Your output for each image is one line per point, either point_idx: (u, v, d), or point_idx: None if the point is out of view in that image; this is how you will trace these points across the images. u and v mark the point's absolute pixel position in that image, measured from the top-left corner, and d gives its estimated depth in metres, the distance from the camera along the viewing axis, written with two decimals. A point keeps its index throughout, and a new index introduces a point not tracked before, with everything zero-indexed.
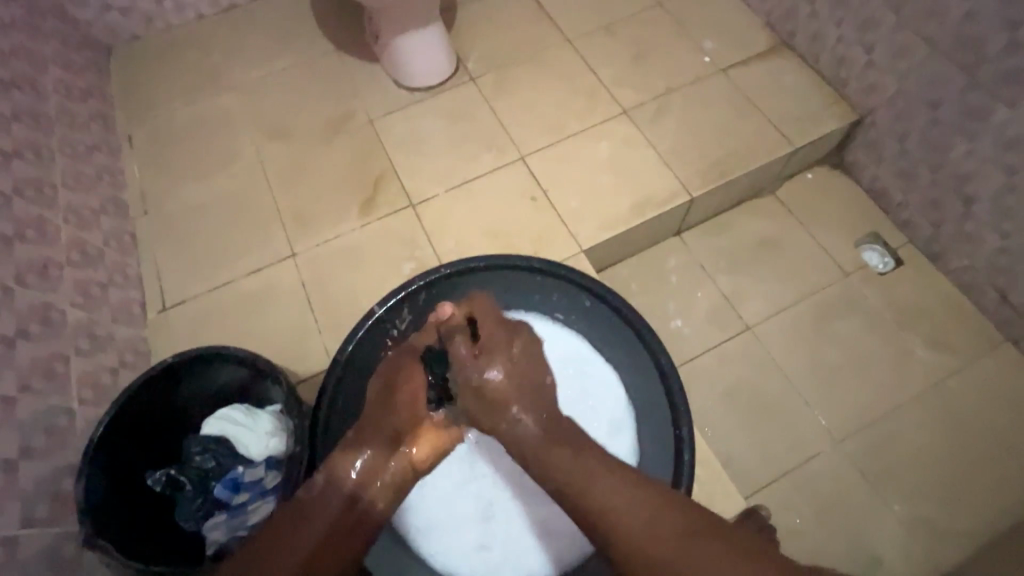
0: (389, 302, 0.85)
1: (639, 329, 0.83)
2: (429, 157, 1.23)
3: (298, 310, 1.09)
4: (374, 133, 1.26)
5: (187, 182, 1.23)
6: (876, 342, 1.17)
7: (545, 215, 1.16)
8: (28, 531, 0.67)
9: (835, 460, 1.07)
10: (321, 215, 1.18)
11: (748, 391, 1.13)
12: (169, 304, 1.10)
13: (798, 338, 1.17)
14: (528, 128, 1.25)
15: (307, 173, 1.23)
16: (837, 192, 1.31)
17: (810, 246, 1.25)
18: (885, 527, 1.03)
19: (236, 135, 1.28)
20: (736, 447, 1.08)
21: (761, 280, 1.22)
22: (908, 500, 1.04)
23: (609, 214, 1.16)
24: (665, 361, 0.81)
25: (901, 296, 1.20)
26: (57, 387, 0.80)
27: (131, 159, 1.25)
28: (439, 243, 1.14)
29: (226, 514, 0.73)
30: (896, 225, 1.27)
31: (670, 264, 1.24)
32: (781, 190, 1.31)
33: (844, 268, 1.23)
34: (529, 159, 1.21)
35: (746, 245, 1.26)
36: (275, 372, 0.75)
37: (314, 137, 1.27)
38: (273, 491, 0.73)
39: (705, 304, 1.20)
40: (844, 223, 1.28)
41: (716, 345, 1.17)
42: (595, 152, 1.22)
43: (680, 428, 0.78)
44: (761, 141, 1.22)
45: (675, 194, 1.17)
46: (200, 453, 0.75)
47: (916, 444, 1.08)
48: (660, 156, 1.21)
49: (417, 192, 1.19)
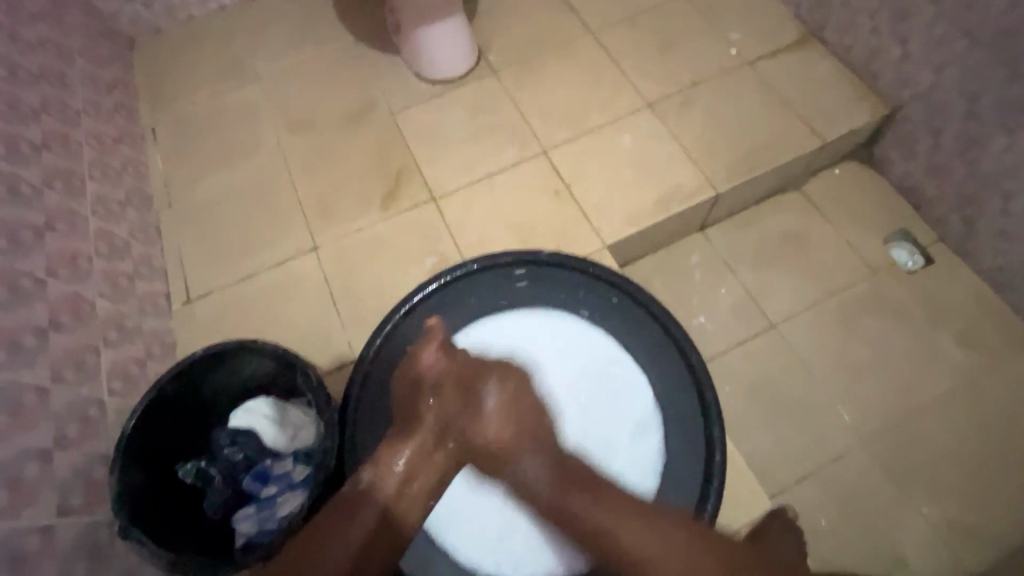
0: (417, 297, 0.85)
1: (671, 329, 0.84)
2: (451, 150, 1.22)
3: (321, 303, 1.09)
4: (395, 125, 1.25)
5: (210, 174, 1.23)
6: (905, 340, 1.14)
7: (568, 209, 1.14)
8: (64, 519, 0.68)
9: (862, 460, 1.05)
10: (342, 208, 1.18)
11: (773, 388, 1.11)
12: (194, 296, 1.10)
13: (825, 336, 1.15)
14: (551, 121, 1.24)
15: (329, 165, 1.22)
16: (866, 188, 1.28)
17: (837, 242, 1.23)
18: (913, 529, 1.01)
19: (259, 128, 1.28)
20: (760, 446, 1.07)
21: (787, 277, 1.20)
22: (937, 502, 1.02)
23: (633, 208, 1.14)
24: (697, 361, 0.82)
25: (932, 295, 1.18)
26: (88, 377, 0.81)
27: (155, 151, 1.26)
28: (461, 236, 1.13)
29: (254, 505, 0.73)
30: (926, 221, 1.24)
31: (694, 260, 1.22)
32: (807, 185, 1.28)
33: (872, 265, 1.21)
34: (552, 152, 1.20)
35: (771, 242, 1.23)
36: (305, 365, 0.75)
37: (335, 130, 1.26)
38: (301, 483, 0.73)
39: (729, 301, 1.19)
40: (873, 219, 1.25)
41: (740, 342, 1.15)
42: (618, 146, 1.20)
43: (711, 427, 0.80)
44: (788, 135, 1.19)
45: (700, 189, 1.15)
46: (229, 446, 0.76)
47: (946, 446, 1.06)
48: (686, 151, 1.19)
49: (439, 185, 1.18)
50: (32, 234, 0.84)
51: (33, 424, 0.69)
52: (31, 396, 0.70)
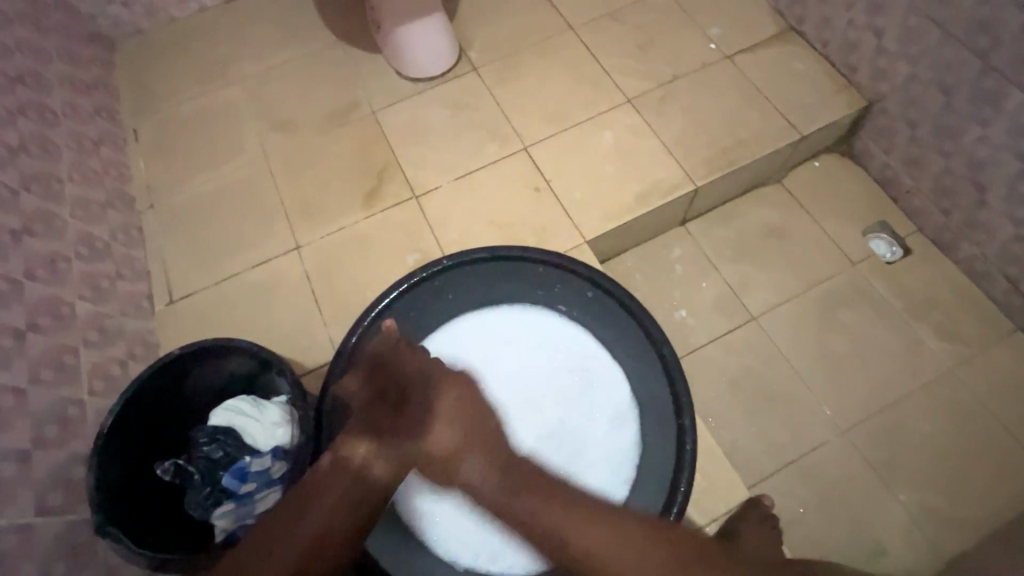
0: (392, 294, 0.86)
1: (643, 321, 0.84)
2: (433, 148, 1.22)
3: (304, 302, 1.10)
4: (377, 124, 1.26)
5: (192, 175, 1.24)
6: (883, 331, 1.16)
7: (549, 206, 1.15)
8: (42, 518, 0.68)
9: (841, 449, 1.06)
10: (325, 207, 1.18)
11: (753, 380, 1.12)
12: (177, 297, 1.11)
13: (805, 327, 1.16)
14: (532, 118, 1.24)
15: (311, 165, 1.23)
16: (845, 181, 1.29)
17: (816, 235, 1.24)
18: (892, 517, 1.01)
19: (241, 128, 1.28)
20: (741, 437, 1.08)
21: (767, 269, 1.22)
22: (916, 490, 1.03)
23: (613, 204, 1.15)
24: (668, 352, 0.81)
25: (910, 286, 1.19)
26: (68, 378, 0.82)
27: (138, 153, 1.26)
28: (443, 234, 1.14)
29: (232, 502, 0.73)
30: (905, 212, 1.25)
31: (676, 255, 1.23)
32: (787, 179, 1.30)
33: (851, 257, 1.22)
34: (533, 149, 1.21)
35: (751, 235, 1.25)
36: (281, 363, 0.76)
37: (318, 129, 1.27)
38: (279, 480, 0.74)
39: (710, 294, 1.20)
40: (852, 211, 1.26)
41: (721, 335, 1.16)
42: (599, 143, 1.21)
43: (683, 418, 0.79)
44: (766, 129, 1.20)
45: (680, 183, 1.16)
46: (208, 444, 0.76)
47: (923, 434, 1.07)
48: (665, 146, 1.19)
49: (421, 183, 1.19)
50: (9, 237, 0.84)
51: (11, 425, 0.69)
52: (9, 397, 0.71)
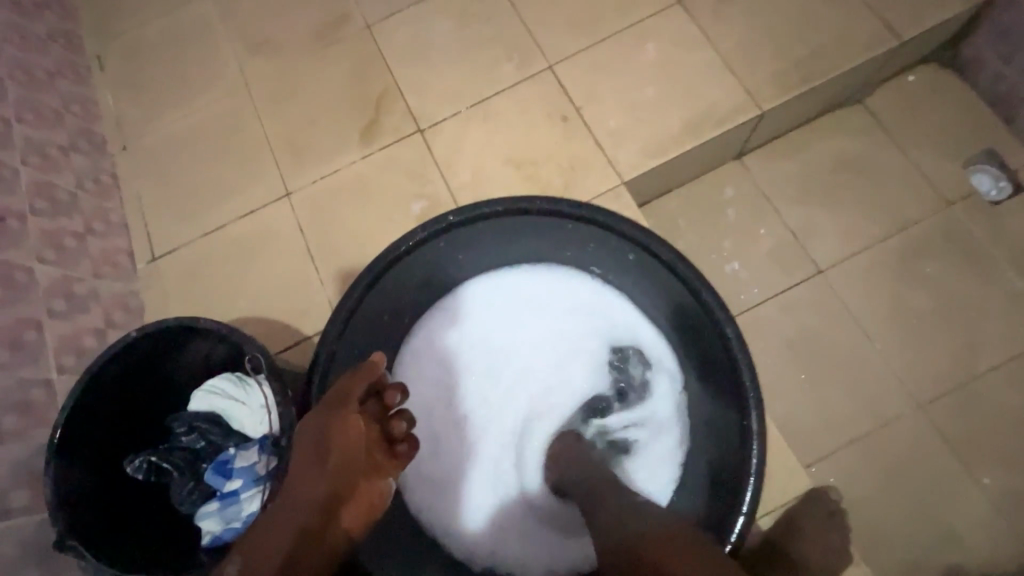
0: (389, 257, 0.69)
1: (703, 294, 0.66)
2: (439, 70, 1.02)
3: (298, 258, 0.97)
4: (371, 42, 1.05)
5: (165, 110, 1.07)
6: (978, 287, 0.97)
7: (578, 139, 0.96)
8: (6, 521, 0.60)
9: (916, 424, 0.92)
10: (316, 146, 1.02)
11: (815, 344, 0.97)
12: (159, 253, 0.99)
13: (882, 283, 0.98)
14: (558, 28, 1.02)
15: (298, 95, 1.05)
16: (945, 100, 1.05)
17: (903, 168, 1.02)
18: (970, 501, 0.89)
19: (215, 52, 1.09)
20: (798, 410, 0.94)
21: (839, 212, 1.02)
22: (1000, 472, 0.89)
23: (657, 135, 0.95)
24: (733, 335, 0.64)
25: (1018, 232, 0.98)
26: (31, 356, 0.72)
27: (103, 85, 1.09)
28: (452, 176, 0.97)
29: (217, 502, 0.64)
30: (1020, 139, 1.01)
31: (728, 196, 1.04)
32: (871, 99, 1.06)
33: (945, 196, 1.01)
34: (559, 68, 0.99)
35: (823, 170, 1.04)
36: (257, 350, 0.62)
37: (304, 49, 1.07)
38: (267, 476, 0.64)
39: (768, 243, 1.02)
40: (952, 139, 1.03)
41: (780, 292, 0.99)
42: (640, 58, 0.98)
43: (747, 418, 0.64)
44: (854, 34, 0.95)
45: (740, 107, 0.95)
46: (186, 435, 0.67)
47: (1017, 409, 0.91)
48: (723, 59, 0.96)
49: (425, 115, 1.00)
50: None
51: None
52: None
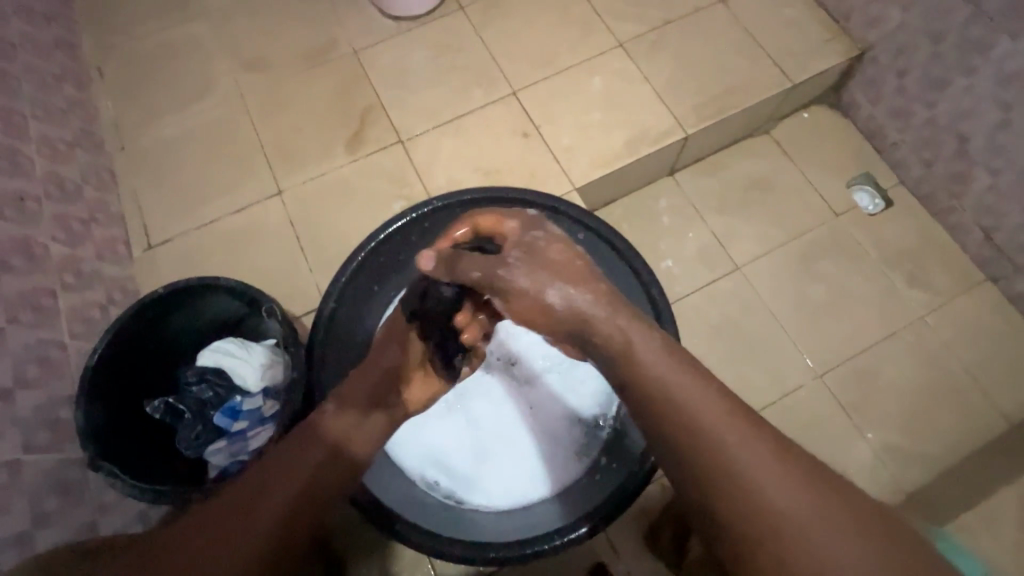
0: (383, 234, 0.84)
1: (634, 264, 0.85)
2: (418, 91, 1.18)
3: (287, 248, 1.08)
4: (358, 65, 1.21)
5: (163, 115, 1.18)
6: (860, 280, 1.19)
7: (537, 152, 1.13)
8: (31, 455, 0.68)
9: (816, 392, 1.11)
10: (306, 151, 1.14)
11: (735, 328, 1.15)
12: (155, 243, 1.08)
13: (785, 278, 1.19)
14: (520, 61, 1.20)
15: (290, 107, 1.18)
16: (831, 133, 1.29)
17: (800, 185, 1.25)
18: (858, 454, 1.07)
19: (214, 67, 1.21)
20: (721, 381, 1.12)
21: (751, 220, 1.23)
22: (881, 429, 1.09)
23: (602, 151, 1.13)
24: (659, 296, 0.83)
25: (889, 238, 1.22)
26: (46, 320, 0.80)
27: (104, 92, 1.19)
28: (429, 180, 1.12)
29: (225, 440, 0.74)
30: (888, 165, 1.27)
31: (662, 205, 1.24)
32: (775, 130, 1.29)
33: (834, 209, 1.24)
34: (521, 94, 1.18)
35: (738, 185, 1.25)
36: (271, 303, 0.75)
37: (296, 69, 1.21)
38: (271, 418, 0.74)
39: (695, 244, 1.21)
40: (837, 164, 1.27)
41: (705, 284, 1.18)
42: (588, 88, 1.18)
43: None
44: (757, 76, 1.19)
45: (669, 131, 1.15)
46: (197, 384, 0.76)
47: (893, 379, 1.12)
48: (655, 92, 1.17)
49: (405, 128, 1.15)
50: None
51: None
52: None
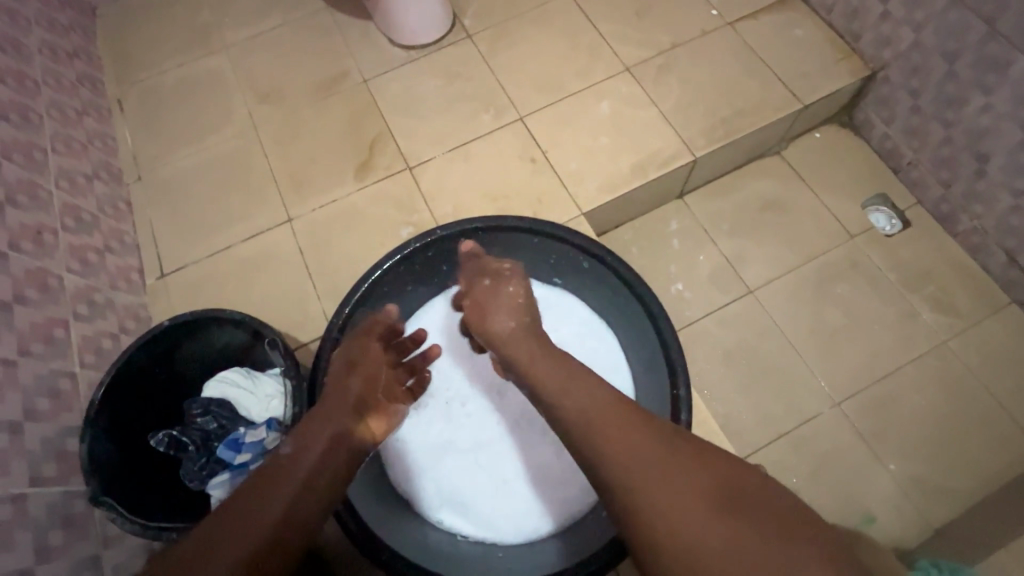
0: (386, 264, 0.84)
1: (639, 291, 0.82)
2: (426, 118, 1.20)
3: (297, 275, 1.08)
4: (367, 93, 1.23)
5: (179, 146, 1.21)
6: (878, 303, 1.15)
7: (544, 177, 1.13)
8: (37, 488, 0.68)
9: (834, 420, 1.07)
10: (316, 179, 1.16)
11: (748, 353, 1.12)
12: (168, 271, 1.10)
13: (800, 300, 1.16)
14: (527, 87, 1.21)
15: (302, 136, 1.20)
16: (844, 152, 1.27)
17: (814, 206, 1.23)
18: (882, 487, 1.02)
19: (228, 98, 1.25)
20: (734, 409, 1.08)
21: (764, 243, 1.21)
22: (905, 460, 1.04)
23: (609, 175, 1.13)
24: (665, 326, 0.79)
25: (907, 259, 1.18)
26: (58, 351, 0.81)
27: (124, 124, 1.23)
28: (436, 206, 1.12)
29: (228, 473, 0.73)
30: (904, 185, 1.24)
31: (672, 228, 1.22)
32: (786, 151, 1.28)
33: (849, 230, 1.21)
34: (528, 119, 1.18)
35: (749, 208, 1.23)
36: (272, 336, 0.74)
37: (307, 99, 1.23)
38: (273, 450, 0.73)
39: (706, 267, 1.19)
40: (851, 184, 1.25)
41: (716, 309, 1.16)
42: (595, 112, 1.18)
43: (677, 388, 0.77)
44: (767, 98, 1.18)
45: (678, 153, 1.14)
46: (202, 416, 0.76)
47: (916, 406, 1.07)
48: (663, 116, 1.17)
49: (413, 154, 1.17)
50: None
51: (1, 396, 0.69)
52: None
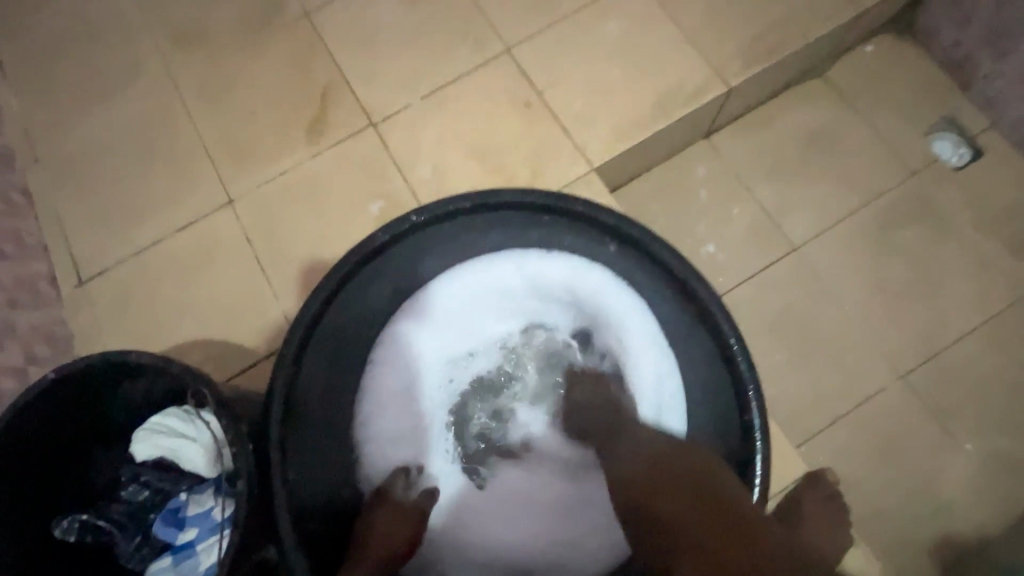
0: (349, 267, 0.64)
1: (687, 279, 0.66)
2: (388, 57, 0.95)
3: (246, 271, 0.88)
4: (310, 29, 0.97)
5: (80, 114, 0.96)
6: (949, 253, 0.97)
7: (543, 125, 0.90)
8: None
9: (899, 395, 0.92)
10: (258, 146, 0.93)
11: (796, 323, 0.95)
12: (86, 276, 0.88)
13: (855, 256, 0.97)
14: (514, 7, 0.95)
15: (233, 92, 0.95)
16: (903, 67, 1.05)
17: (868, 138, 1.02)
18: (955, 467, 0.89)
19: (133, 46, 0.98)
20: (782, 390, 0.92)
21: (810, 187, 1.00)
22: (981, 435, 0.90)
23: (625, 116, 0.90)
24: (723, 321, 0.64)
25: (980, 196, 0.99)
26: None
27: (3, 90, 0.97)
28: (412, 171, 0.90)
29: (171, 556, 0.57)
30: (977, 105, 1.02)
31: (700, 176, 1.01)
32: (833, 70, 1.05)
33: (912, 165, 1.01)
34: (518, 50, 0.94)
35: (792, 145, 1.02)
36: (199, 382, 0.54)
37: (235, 40, 0.97)
38: (224, 524, 0.56)
39: (743, 223, 0.99)
40: (915, 106, 1.03)
41: (757, 272, 0.97)
42: (602, 35, 0.93)
43: (743, 391, 0.64)
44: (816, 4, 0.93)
45: (708, 82, 0.91)
46: (130, 486, 0.60)
47: (994, 372, 0.92)
48: (687, 34, 0.93)
49: (377, 106, 0.93)
50: None
51: None
52: None
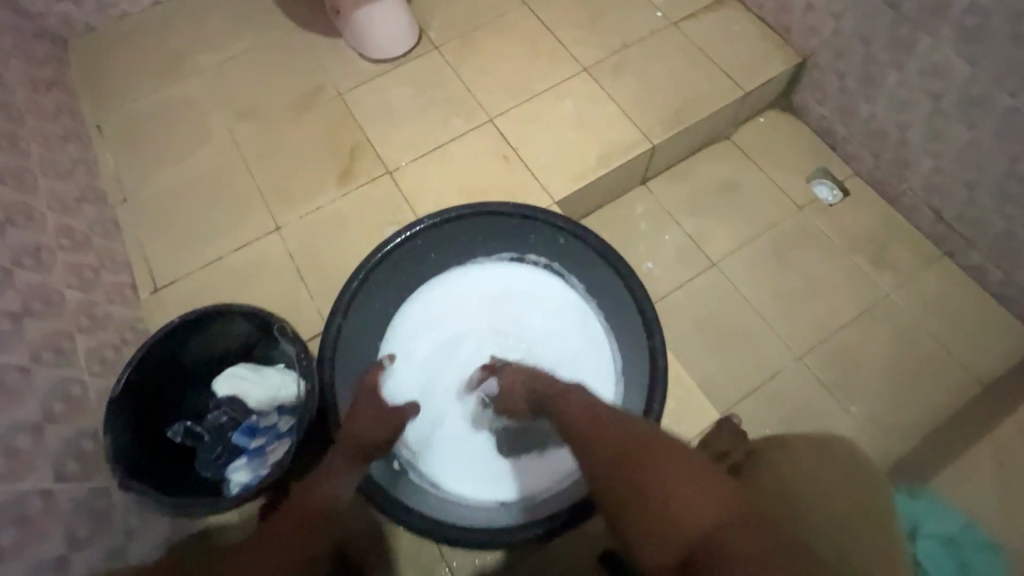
0: (380, 253, 0.91)
1: (616, 265, 0.92)
2: (401, 125, 1.27)
3: (288, 279, 1.14)
4: (343, 106, 1.30)
5: (162, 166, 1.25)
6: (829, 266, 1.27)
7: (516, 172, 1.21)
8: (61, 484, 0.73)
9: (798, 373, 1.17)
10: (300, 189, 1.22)
11: (716, 320, 1.22)
12: (161, 285, 1.13)
13: (758, 269, 1.26)
14: (495, 91, 1.30)
15: (283, 150, 1.26)
16: (786, 133, 1.40)
17: (764, 183, 1.35)
18: (844, 428, 1.13)
19: (206, 118, 1.30)
20: (708, 371, 1.17)
21: (722, 219, 1.31)
22: (863, 403, 1.15)
23: (577, 166, 1.22)
24: (642, 294, 0.90)
25: (850, 224, 1.30)
26: (67, 361, 0.85)
27: (103, 149, 1.26)
28: (418, 205, 1.19)
29: (245, 457, 0.80)
30: (842, 159, 1.37)
31: (638, 212, 1.32)
32: (735, 135, 1.40)
33: (797, 203, 1.33)
34: (498, 120, 1.27)
35: (707, 189, 1.34)
36: (280, 322, 0.80)
37: (286, 114, 1.29)
38: (287, 431, 0.79)
39: (672, 246, 1.29)
40: (797, 161, 1.37)
41: (685, 282, 1.25)
42: (559, 110, 1.27)
43: (654, 340, 0.88)
44: (713, 88, 1.29)
45: (637, 142, 1.24)
46: (215, 412, 0.83)
47: (869, 354, 1.18)
48: (621, 109, 1.27)
49: (392, 160, 1.24)
50: None
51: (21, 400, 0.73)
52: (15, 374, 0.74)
